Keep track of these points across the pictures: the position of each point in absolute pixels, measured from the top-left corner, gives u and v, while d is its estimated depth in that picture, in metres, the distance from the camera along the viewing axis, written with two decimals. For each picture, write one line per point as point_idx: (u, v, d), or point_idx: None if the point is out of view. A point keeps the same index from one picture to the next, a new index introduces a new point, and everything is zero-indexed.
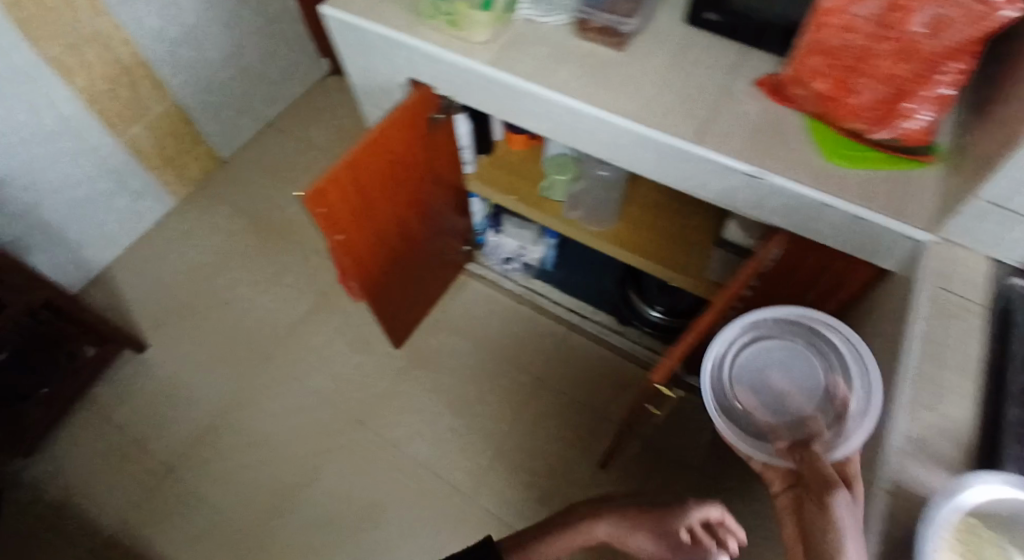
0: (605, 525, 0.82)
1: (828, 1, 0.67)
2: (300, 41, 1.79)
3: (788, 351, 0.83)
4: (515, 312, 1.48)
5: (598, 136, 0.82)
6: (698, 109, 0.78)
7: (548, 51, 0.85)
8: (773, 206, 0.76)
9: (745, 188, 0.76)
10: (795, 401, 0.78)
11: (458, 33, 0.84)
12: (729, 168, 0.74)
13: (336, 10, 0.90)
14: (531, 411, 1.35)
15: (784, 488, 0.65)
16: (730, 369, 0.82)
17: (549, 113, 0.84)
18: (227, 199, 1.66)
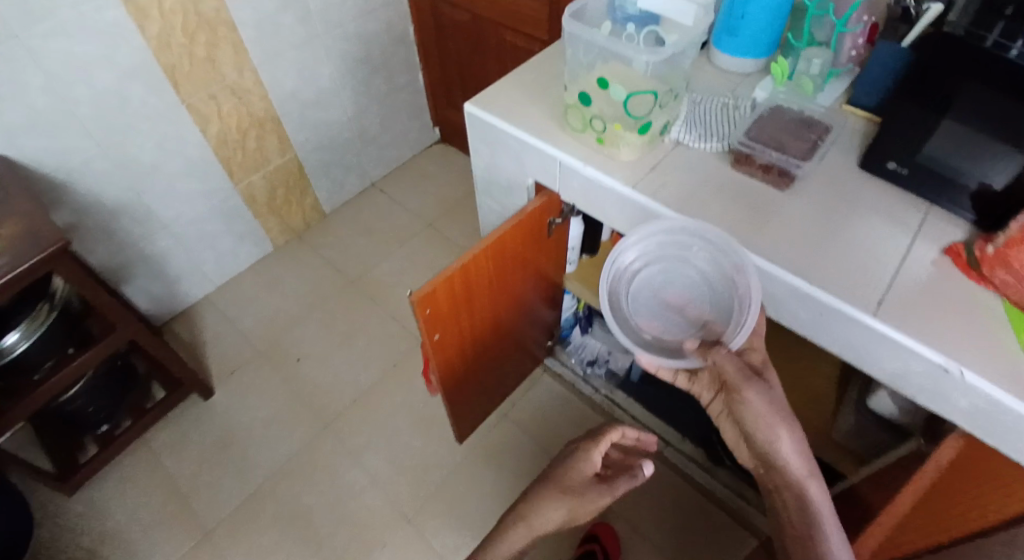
0: (531, 503, 0.80)
1: None
2: (418, 112, 1.83)
3: (674, 253, 0.73)
4: (589, 423, 1.32)
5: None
6: (875, 272, 0.68)
7: (698, 178, 0.77)
8: (958, 403, 0.63)
9: (927, 376, 0.64)
10: (698, 312, 0.71)
11: (605, 148, 0.79)
12: (912, 351, 0.62)
13: (478, 108, 0.88)
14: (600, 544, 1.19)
15: (716, 393, 0.75)
16: (629, 300, 0.74)
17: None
18: (320, 254, 1.65)
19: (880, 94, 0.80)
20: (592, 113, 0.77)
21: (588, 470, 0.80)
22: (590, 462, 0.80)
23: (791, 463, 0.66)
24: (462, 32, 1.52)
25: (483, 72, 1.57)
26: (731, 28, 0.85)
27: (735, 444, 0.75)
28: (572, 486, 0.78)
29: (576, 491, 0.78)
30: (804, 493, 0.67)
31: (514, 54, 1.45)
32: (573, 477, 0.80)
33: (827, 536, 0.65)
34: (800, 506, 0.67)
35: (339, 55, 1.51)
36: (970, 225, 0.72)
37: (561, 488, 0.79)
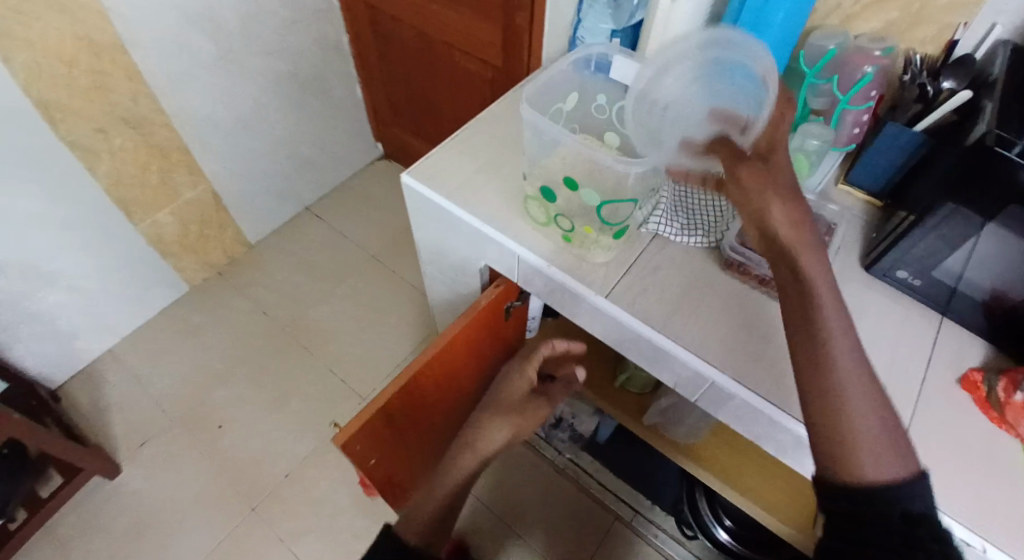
0: (473, 428, 0.69)
1: None
2: (357, 128, 1.63)
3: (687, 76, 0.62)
4: (554, 490, 1.18)
5: (737, 415, 0.62)
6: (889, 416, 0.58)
7: (682, 283, 0.66)
8: None
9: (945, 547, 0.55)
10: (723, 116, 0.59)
11: (574, 247, 0.67)
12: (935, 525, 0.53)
13: (418, 183, 0.74)
14: None
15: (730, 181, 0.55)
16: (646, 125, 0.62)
17: (667, 365, 0.64)
18: (247, 295, 1.45)
19: (887, 180, 0.69)
20: (558, 211, 0.64)
21: (524, 387, 0.76)
22: (524, 379, 0.76)
23: (785, 237, 0.48)
24: (407, 48, 1.34)
25: (432, 92, 1.40)
26: None
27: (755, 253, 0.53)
28: (515, 407, 0.73)
29: (522, 408, 0.73)
30: (802, 274, 0.47)
31: (466, 76, 1.28)
32: (511, 400, 0.74)
33: (827, 327, 0.46)
34: (802, 307, 0.47)
35: (262, 72, 1.30)
36: (984, 346, 0.63)
37: (504, 410, 0.72)
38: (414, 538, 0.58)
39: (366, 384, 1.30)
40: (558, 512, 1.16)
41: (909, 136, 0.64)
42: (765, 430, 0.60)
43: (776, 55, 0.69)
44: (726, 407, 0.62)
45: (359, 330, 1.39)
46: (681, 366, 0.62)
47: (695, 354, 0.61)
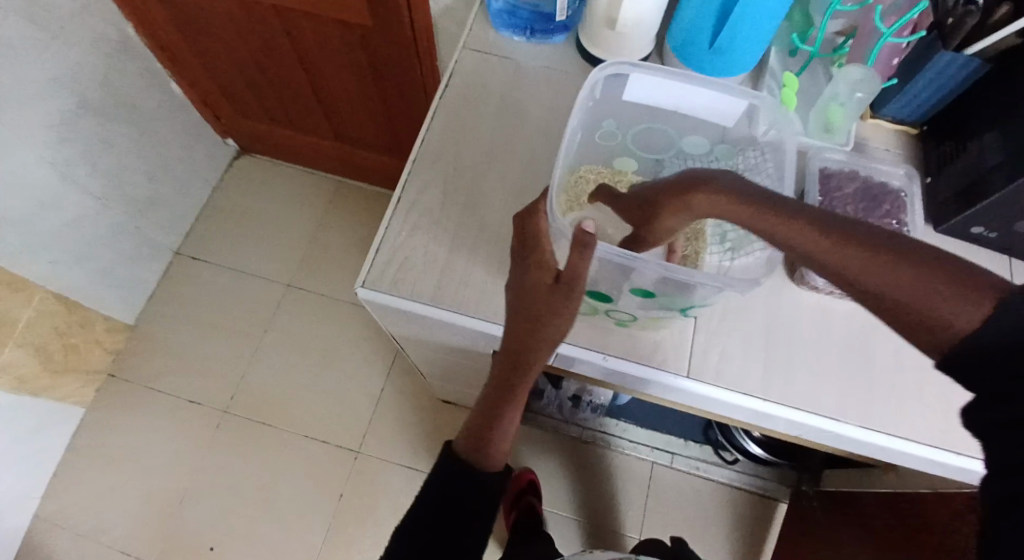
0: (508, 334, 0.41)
1: None
2: (194, 131, 1.27)
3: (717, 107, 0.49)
4: (588, 464, 1.14)
5: (860, 450, 0.54)
6: None
7: (760, 322, 0.54)
8: None
9: None
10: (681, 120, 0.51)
11: (630, 329, 0.52)
12: None
13: (379, 294, 0.54)
14: None
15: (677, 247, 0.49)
16: (644, 92, 0.48)
17: (737, 412, 0.54)
18: (160, 386, 1.19)
19: (926, 109, 0.59)
20: (613, 308, 0.49)
21: (536, 278, 0.38)
22: (547, 255, 0.39)
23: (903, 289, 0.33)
24: (231, 22, 0.98)
25: (286, 67, 1.07)
26: (716, 43, 0.58)
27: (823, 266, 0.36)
28: (523, 307, 0.39)
29: (527, 319, 0.39)
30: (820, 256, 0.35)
31: (331, 42, 0.97)
32: (513, 303, 0.40)
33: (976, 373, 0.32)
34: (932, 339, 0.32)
35: (46, 123, 0.92)
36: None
37: (528, 313, 0.39)
38: (466, 453, 0.46)
39: (349, 436, 1.15)
40: (601, 482, 1.13)
41: (965, 66, 0.52)
42: (898, 458, 0.53)
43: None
44: (849, 445, 0.54)
45: (313, 377, 1.20)
46: (791, 422, 0.52)
47: (813, 414, 0.51)
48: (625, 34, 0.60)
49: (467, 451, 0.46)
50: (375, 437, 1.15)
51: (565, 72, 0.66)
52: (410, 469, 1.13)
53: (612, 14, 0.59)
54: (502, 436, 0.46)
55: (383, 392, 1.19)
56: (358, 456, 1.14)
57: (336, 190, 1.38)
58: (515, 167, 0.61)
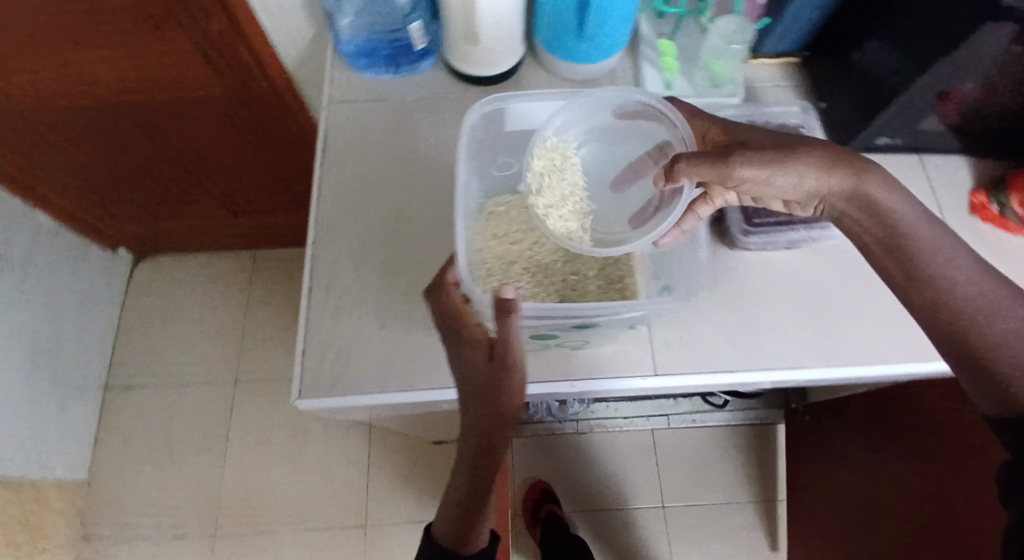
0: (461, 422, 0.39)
1: None
2: (81, 254, 1.16)
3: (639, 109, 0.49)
4: (593, 453, 1.13)
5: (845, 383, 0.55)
6: None
7: (712, 297, 0.52)
8: None
9: None
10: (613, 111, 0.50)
11: (589, 349, 0.50)
12: None
13: (325, 401, 0.49)
14: (685, 524, 1.09)
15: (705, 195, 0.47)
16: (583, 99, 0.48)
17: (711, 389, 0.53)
18: (137, 532, 1.11)
19: (802, 35, 0.61)
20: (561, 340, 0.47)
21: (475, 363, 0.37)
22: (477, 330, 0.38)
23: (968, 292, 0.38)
24: (87, 131, 0.89)
25: (155, 159, 0.98)
26: (584, 30, 0.56)
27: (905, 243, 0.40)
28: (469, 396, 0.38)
29: (474, 413, 0.37)
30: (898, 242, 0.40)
31: (207, 121, 0.90)
32: (461, 391, 0.38)
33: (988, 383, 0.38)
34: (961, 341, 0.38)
35: None
36: (964, 161, 0.63)
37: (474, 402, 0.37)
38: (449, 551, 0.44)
39: (352, 512, 1.11)
40: (609, 468, 1.12)
41: None
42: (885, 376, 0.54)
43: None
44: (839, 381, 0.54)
45: (296, 467, 1.14)
46: (777, 380, 0.51)
47: (795, 367, 0.50)
48: (489, 43, 0.56)
49: (449, 543, 0.44)
50: (377, 502, 1.11)
51: (443, 97, 0.62)
52: (422, 522, 1.09)
53: (471, 31, 0.55)
54: (483, 522, 0.44)
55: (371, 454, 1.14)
56: (368, 529, 1.09)
57: (253, 265, 1.30)
58: (427, 212, 0.57)
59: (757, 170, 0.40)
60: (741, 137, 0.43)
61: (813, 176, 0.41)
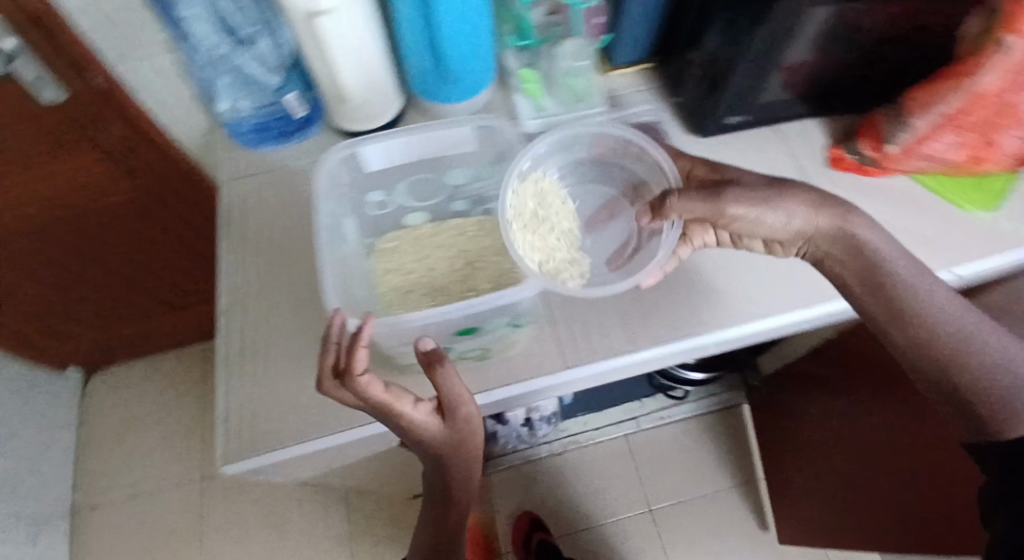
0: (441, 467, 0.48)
1: (983, 81, 0.51)
2: (27, 380, 1.14)
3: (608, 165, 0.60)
4: (572, 471, 1.14)
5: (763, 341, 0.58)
6: None
7: (605, 286, 0.56)
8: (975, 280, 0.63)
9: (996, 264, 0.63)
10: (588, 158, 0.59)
11: (498, 357, 0.53)
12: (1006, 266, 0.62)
13: (253, 461, 0.50)
14: (675, 522, 1.10)
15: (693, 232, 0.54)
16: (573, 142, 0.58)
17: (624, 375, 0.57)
18: None
19: (646, 42, 0.68)
20: (458, 350, 0.51)
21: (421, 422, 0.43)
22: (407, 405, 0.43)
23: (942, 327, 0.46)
24: (10, 256, 0.90)
25: (86, 270, 1.00)
26: (445, 74, 0.61)
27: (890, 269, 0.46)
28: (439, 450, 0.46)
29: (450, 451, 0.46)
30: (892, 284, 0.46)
31: (134, 223, 0.92)
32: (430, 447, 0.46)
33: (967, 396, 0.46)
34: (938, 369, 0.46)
35: None
36: (817, 122, 0.69)
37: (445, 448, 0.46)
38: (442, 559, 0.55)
39: None
40: (590, 482, 1.13)
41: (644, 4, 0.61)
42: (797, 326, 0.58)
43: (482, 13, 0.57)
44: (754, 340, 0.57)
45: (279, 550, 1.12)
46: (691, 349, 0.55)
47: (700, 334, 0.54)
48: (364, 100, 0.61)
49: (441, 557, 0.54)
50: None
51: None
52: None
53: (343, 93, 0.60)
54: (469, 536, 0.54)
55: (352, 520, 1.13)
56: None
57: (207, 356, 1.30)
58: None
59: (747, 208, 0.46)
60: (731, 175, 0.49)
61: (803, 216, 0.46)
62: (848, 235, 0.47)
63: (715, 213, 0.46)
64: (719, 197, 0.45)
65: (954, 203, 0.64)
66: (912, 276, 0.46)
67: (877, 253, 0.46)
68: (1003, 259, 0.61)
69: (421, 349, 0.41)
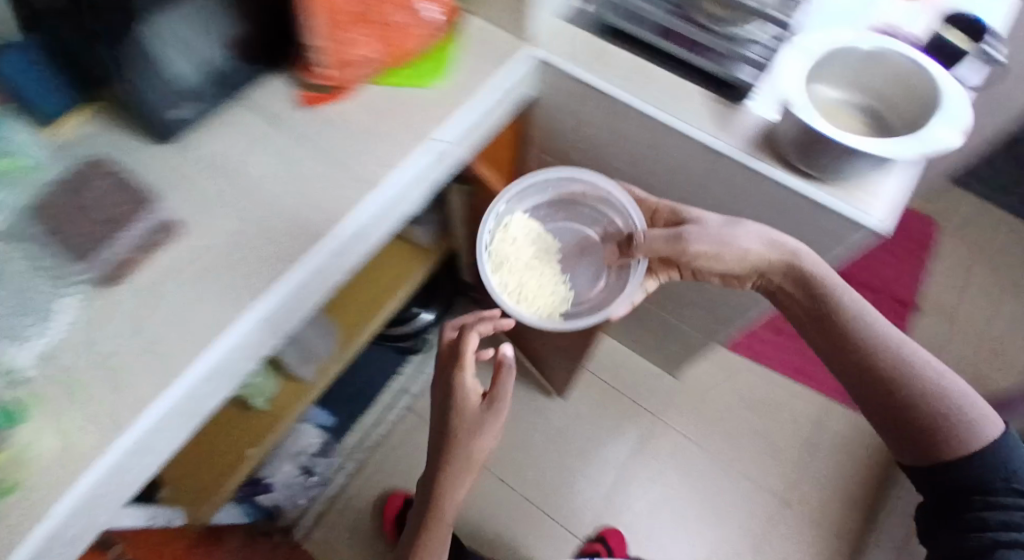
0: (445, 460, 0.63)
1: None
2: None
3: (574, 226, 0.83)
4: (376, 472, 1.14)
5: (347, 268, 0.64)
6: (322, 177, 0.62)
7: (119, 342, 0.53)
8: (464, 137, 0.68)
9: (478, 118, 0.68)
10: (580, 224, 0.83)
11: (23, 488, 0.46)
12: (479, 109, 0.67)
13: None
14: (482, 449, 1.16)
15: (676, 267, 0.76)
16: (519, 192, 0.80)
17: (204, 396, 0.55)
18: None
19: (62, 94, 0.60)
20: None
21: (469, 404, 0.63)
22: (468, 386, 0.65)
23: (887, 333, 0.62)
24: None
25: None
26: None
27: (840, 296, 0.64)
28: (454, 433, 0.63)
29: (456, 436, 0.63)
30: (842, 309, 0.63)
31: None
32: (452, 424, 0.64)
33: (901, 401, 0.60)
34: (886, 385, 0.60)
35: None
36: (282, 73, 0.69)
37: (468, 431, 0.63)
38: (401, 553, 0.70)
39: None
40: (398, 467, 1.14)
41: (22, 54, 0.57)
42: (369, 237, 0.64)
43: None
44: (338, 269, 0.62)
45: None
46: (258, 330, 0.56)
47: (234, 321, 0.54)
48: None
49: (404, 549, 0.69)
50: None
51: None
52: None
53: None
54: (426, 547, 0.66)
55: None
56: None
57: None
58: None
59: (706, 246, 0.64)
60: (687, 216, 0.68)
61: (762, 246, 0.63)
62: (788, 265, 0.64)
63: (677, 249, 0.65)
64: (681, 241, 0.64)
65: (419, 84, 0.66)
66: (846, 301, 0.64)
67: (840, 292, 0.64)
68: (466, 111, 0.66)
69: (500, 352, 0.63)
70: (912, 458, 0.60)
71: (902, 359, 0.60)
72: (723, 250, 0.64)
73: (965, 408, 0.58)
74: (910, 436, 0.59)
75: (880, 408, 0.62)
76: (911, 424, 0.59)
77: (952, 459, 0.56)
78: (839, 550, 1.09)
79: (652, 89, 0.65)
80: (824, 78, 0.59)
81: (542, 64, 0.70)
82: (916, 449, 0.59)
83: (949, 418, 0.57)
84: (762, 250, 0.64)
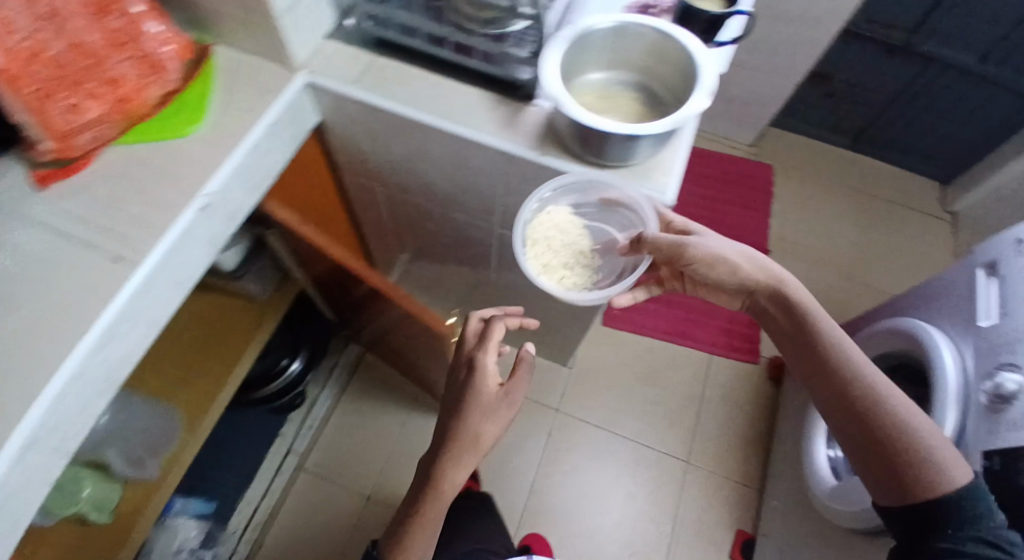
0: (447, 438, 0.57)
1: None
2: None
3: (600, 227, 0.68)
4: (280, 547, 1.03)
5: (133, 351, 0.56)
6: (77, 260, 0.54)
7: None
8: (243, 181, 0.61)
9: (256, 158, 0.61)
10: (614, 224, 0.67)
11: None
12: (253, 149, 0.60)
13: None
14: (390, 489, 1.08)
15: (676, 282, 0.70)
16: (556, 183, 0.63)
17: None
18: None
19: None
20: None
21: (486, 386, 0.58)
22: (486, 364, 0.59)
23: (859, 358, 0.58)
24: None
25: None
26: None
27: (819, 320, 0.59)
28: (459, 414, 0.58)
29: (466, 417, 0.57)
30: (817, 330, 0.59)
31: None
32: (458, 401, 0.59)
33: (874, 434, 0.54)
34: (857, 412, 0.56)
35: None
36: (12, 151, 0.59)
37: (478, 408, 0.57)
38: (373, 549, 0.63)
39: None
40: (302, 535, 1.04)
41: None
42: (151, 316, 0.56)
43: None
44: (130, 343, 0.55)
45: None
46: (27, 454, 0.48)
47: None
48: None
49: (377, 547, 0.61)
50: None
51: None
52: None
53: None
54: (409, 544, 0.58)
55: None
56: None
57: None
58: None
59: (702, 253, 0.60)
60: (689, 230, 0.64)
61: (746, 268, 0.61)
62: (770, 289, 0.61)
63: (676, 249, 0.59)
64: (682, 244, 0.59)
65: (174, 134, 0.59)
66: (826, 328, 0.59)
67: (816, 317, 0.59)
68: (237, 154, 0.59)
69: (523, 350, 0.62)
70: (885, 495, 0.55)
71: (877, 388, 0.56)
72: (717, 262, 0.60)
73: (943, 446, 0.53)
74: (892, 477, 0.54)
75: (857, 443, 0.56)
76: (894, 464, 0.53)
77: (930, 499, 0.52)
78: (749, 497, 1.11)
79: (430, 100, 0.63)
80: (586, 62, 0.60)
81: (315, 86, 0.64)
82: (898, 492, 0.54)
83: (926, 458, 0.53)
84: (741, 270, 0.61)
